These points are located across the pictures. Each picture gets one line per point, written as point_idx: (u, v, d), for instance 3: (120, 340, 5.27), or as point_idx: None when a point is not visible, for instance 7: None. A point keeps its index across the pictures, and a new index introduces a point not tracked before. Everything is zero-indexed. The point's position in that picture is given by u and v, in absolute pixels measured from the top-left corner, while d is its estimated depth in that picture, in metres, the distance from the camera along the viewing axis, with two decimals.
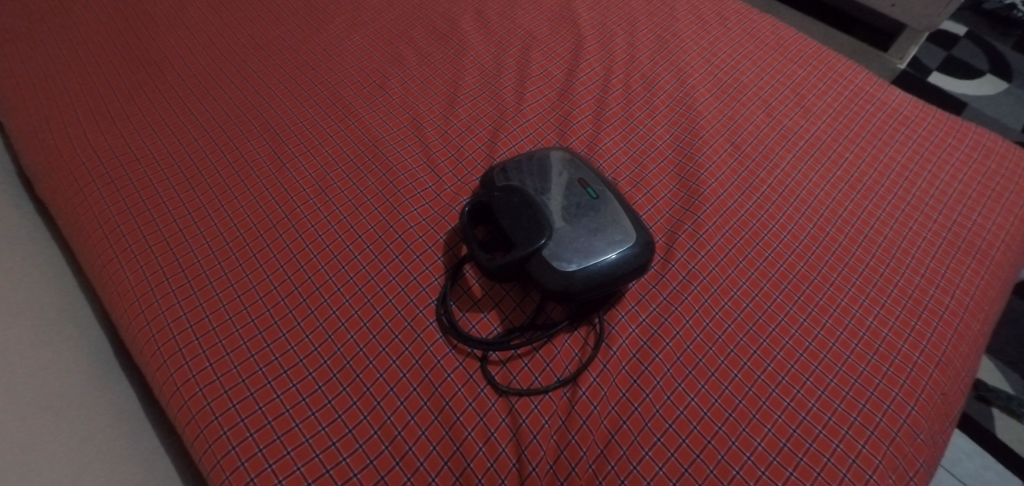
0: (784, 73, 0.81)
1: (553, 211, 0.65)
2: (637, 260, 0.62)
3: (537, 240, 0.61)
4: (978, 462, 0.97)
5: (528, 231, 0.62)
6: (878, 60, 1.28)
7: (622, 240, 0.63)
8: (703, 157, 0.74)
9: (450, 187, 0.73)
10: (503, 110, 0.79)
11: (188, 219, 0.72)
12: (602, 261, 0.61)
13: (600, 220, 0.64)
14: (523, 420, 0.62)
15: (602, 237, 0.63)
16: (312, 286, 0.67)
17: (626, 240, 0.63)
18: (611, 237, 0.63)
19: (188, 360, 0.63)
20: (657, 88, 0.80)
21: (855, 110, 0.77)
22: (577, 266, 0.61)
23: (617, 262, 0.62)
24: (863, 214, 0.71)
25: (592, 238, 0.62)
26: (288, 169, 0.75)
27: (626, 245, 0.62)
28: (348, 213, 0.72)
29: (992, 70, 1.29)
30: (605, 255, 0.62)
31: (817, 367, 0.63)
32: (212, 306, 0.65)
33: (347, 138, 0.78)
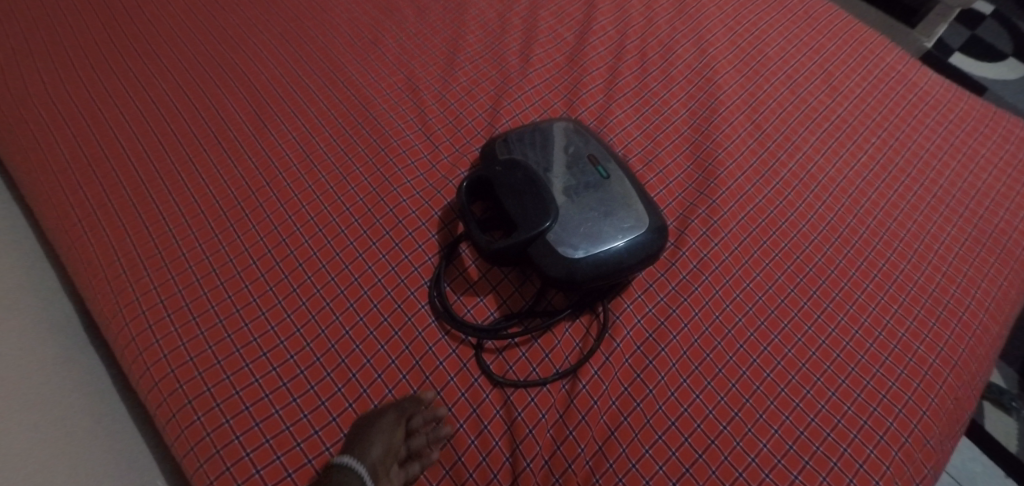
0: (812, 46, 0.75)
1: (559, 190, 0.59)
2: (649, 247, 0.58)
3: (542, 223, 0.56)
4: (964, 453, 0.97)
5: (532, 211, 0.57)
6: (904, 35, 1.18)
7: (634, 225, 0.58)
8: (722, 135, 0.68)
9: (447, 157, 0.68)
10: (507, 74, 0.73)
11: (159, 182, 0.65)
12: (613, 247, 0.56)
13: (610, 202, 0.59)
14: (519, 413, 0.58)
15: (612, 220, 0.57)
16: (294, 262, 0.61)
17: (638, 225, 0.58)
18: (621, 222, 0.57)
19: (158, 338, 0.57)
20: (674, 57, 0.74)
21: (884, 91, 0.72)
22: (584, 253, 0.56)
23: (628, 249, 0.57)
24: (887, 205, 0.66)
25: (601, 222, 0.57)
26: (270, 131, 0.69)
27: (637, 232, 0.57)
28: (335, 182, 0.66)
29: (1016, 54, 1.23)
30: (614, 242, 0.56)
31: (829, 367, 0.60)
32: (185, 281, 0.60)
33: (336, 99, 0.71)
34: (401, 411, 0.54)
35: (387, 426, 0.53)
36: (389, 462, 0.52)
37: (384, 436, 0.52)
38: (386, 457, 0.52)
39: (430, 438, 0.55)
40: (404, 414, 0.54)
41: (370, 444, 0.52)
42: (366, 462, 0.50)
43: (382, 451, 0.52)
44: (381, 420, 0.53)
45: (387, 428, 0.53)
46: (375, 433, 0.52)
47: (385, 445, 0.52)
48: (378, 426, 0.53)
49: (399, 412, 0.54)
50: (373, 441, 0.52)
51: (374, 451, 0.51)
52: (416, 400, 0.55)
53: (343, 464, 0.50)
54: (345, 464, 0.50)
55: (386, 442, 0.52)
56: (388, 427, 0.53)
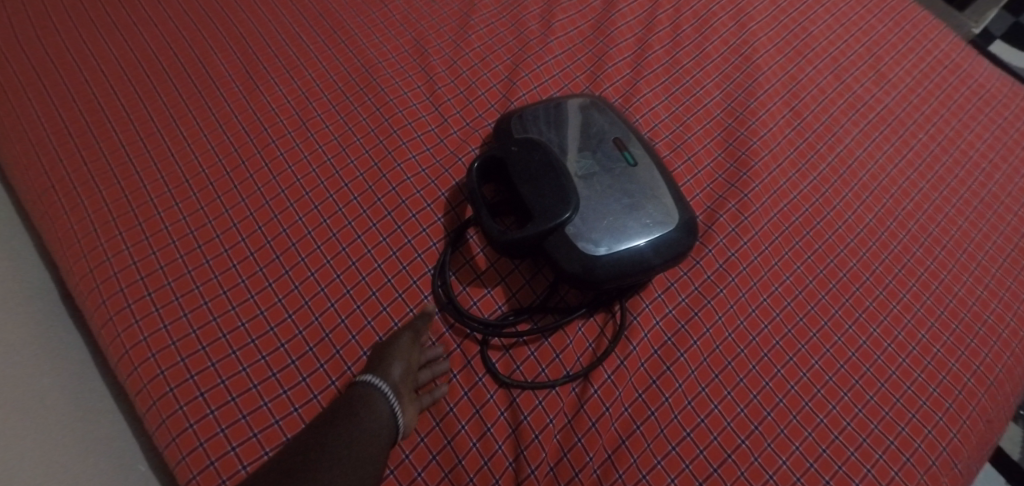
0: (861, 27, 0.69)
1: (580, 177, 0.54)
2: (677, 246, 0.52)
3: (562, 214, 0.51)
4: None
5: (549, 200, 0.51)
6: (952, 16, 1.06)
7: (661, 221, 0.52)
8: (758, 122, 0.63)
9: (457, 131, 0.62)
10: (526, 41, 0.66)
11: (140, 146, 0.59)
12: (637, 245, 0.51)
13: (635, 193, 0.53)
14: (524, 417, 0.53)
15: (638, 214, 0.52)
16: (287, 241, 0.56)
17: (666, 220, 0.52)
18: (649, 218, 0.52)
19: (137, 318, 0.51)
20: (710, 31, 0.67)
21: (935, 82, 0.67)
22: (607, 250, 0.51)
23: (654, 247, 0.52)
24: (929, 209, 0.62)
25: (626, 217, 0.52)
26: (262, 93, 0.62)
27: (666, 228, 0.52)
28: (333, 153, 0.60)
29: None
30: (640, 239, 0.51)
31: (857, 381, 0.56)
32: (167, 257, 0.54)
33: (336, 60, 0.64)
34: (414, 332, 0.52)
35: (401, 347, 0.51)
36: (409, 383, 0.50)
37: (404, 357, 0.50)
38: (406, 378, 0.50)
39: (440, 366, 0.53)
40: (416, 335, 0.52)
41: (389, 364, 0.50)
42: (389, 381, 0.48)
43: (403, 370, 0.50)
44: (396, 341, 0.51)
45: (404, 349, 0.51)
46: (394, 354, 0.50)
47: (405, 365, 0.50)
48: (397, 347, 0.51)
49: (411, 331, 0.52)
50: (391, 360, 0.50)
51: (395, 371, 0.49)
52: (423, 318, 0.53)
53: (367, 383, 0.48)
54: (369, 383, 0.48)
55: (405, 362, 0.50)
56: (405, 347, 0.51)
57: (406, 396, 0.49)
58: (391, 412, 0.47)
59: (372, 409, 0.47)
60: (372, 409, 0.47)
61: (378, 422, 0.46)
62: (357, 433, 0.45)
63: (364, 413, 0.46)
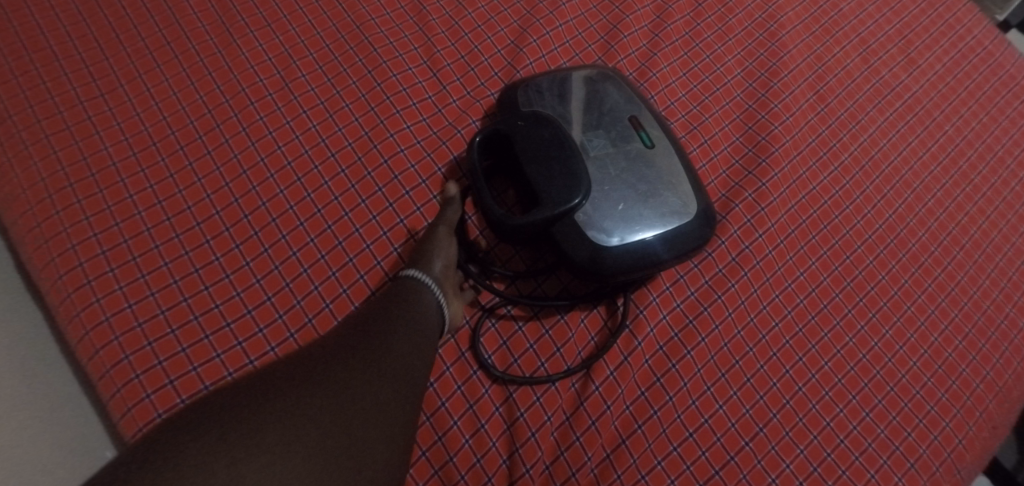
0: (893, 7, 0.65)
1: (593, 159, 0.49)
2: (693, 238, 0.48)
3: (573, 198, 0.46)
4: None
5: (559, 184, 0.46)
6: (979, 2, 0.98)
7: (678, 210, 0.48)
8: (780, 105, 0.59)
9: (456, 101, 0.56)
10: (535, 3, 0.61)
11: (100, 102, 0.52)
12: (653, 235, 0.47)
13: (652, 180, 0.49)
14: (521, 413, 0.50)
15: (654, 203, 0.48)
16: (266, 216, 0.50)
17: (683, 210, 0.48)
18: (667, 206, 0.48)
19: (97, 296, 0.45)
20: (734, 4, 0.63)
21: (965, 70, 0.64)
22: (621, 240, 0.47)
23: (670, 239, 0.48)
24: (951, 205, 0.59)
25: (643, 205, 0.48)
26: (240, 47, 0.56)
27: (684, 218, 0.48)
28: (319, 119, 0.54)
29: None
30: (657, 228, 0.47)
31: (866, 384, 0.54)
32: (131, 229, 0.48)
33: (325, 15, 0.58)
34: (449, 223, 0.50)
35: (440, 237, 0.49)
36: (450, 275, 0.48)
37: (444, 253, 0.48)
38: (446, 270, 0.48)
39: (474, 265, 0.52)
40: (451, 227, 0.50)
41: (431, 259, 0.47)
42: (432, 276, 0.46)
43: (443, 266, 0.48)
44: (434, 236, 0.49)
45: (443, 244, 0.49)
46: (435, 249, 0.48)
47: (445, 259, 0.48)
48: (436, 242, 0.49)
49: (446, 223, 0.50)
50: (432, 251, 0.48)
51: (436, 266, 0.47)
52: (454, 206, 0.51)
53: (411, 277, 0.46)
54: (412, 278, 0.46)
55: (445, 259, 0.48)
56: (443, 240, 0.49)
57: (448, 289, 0.48)
58: (438, 305, 0.46)
59: (420, 301, 0.45)
60: (418, 303, 0.45)
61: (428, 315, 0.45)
62: (408, 332, 0.42)
63: (410, 305, 0.44)
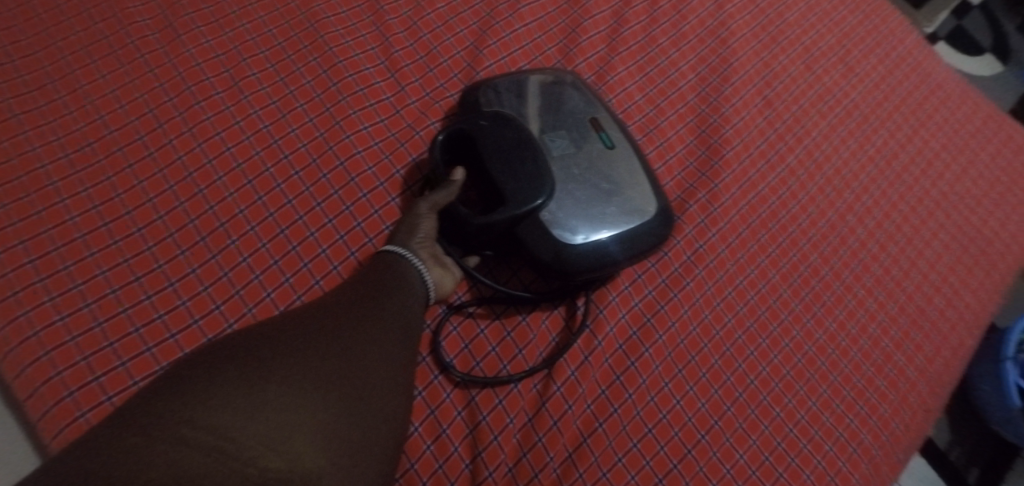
0: (833, 18, 0.69)
1: (556, 158, 0.50)
2: (653, 236, 0.50)
3: (536, 196, 0.46)
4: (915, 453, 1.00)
5: (525, 184, 0.46)
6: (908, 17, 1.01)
7: (638, 209, 0.49)
8: (731, 109, 0.61)
9: (415, 102, 0.56)
10: (494, 5, 0.61)
11: (29, 100, 0.49)
12: (615, 233, 0.48)
13: (614, 178, 0.50)
14: (483, 417, 0.49)
15: (615, 201, 0.49)
16: (214, 221, 0.48)
17: (643, 208, 0.49)
18: (627, 204, 0.49)
19: (25, 309, 0.42)
20: (688, 10, 0.64)
21: (898, 79, 0.68)
22: (584, 238, 0.47)
23: (631, 236, 0.48)
24: (887, 205, 0.63)
25: (604, 203, 0.48)
26: (185, 43, 0.53)
27: (644, 216, 0.49)
28: (271, 119, 0.52)
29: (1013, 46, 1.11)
30: (618, 226, 0.48)
31: (813, 375, 0.57)
32: (64, 236, 0.44)
33: (277, 11, 0.56)
34: (434, 202, 0.48)
35: (421, 214, 0.48)
36: (430, 246, 0.48)
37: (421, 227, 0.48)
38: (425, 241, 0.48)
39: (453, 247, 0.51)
40: (438, 207, 0.48)
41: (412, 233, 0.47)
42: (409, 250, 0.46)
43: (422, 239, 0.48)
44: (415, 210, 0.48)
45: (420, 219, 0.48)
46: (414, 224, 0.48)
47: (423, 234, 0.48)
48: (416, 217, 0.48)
49: (430, 201, 0.48)
50: (412, 224, 0.48)
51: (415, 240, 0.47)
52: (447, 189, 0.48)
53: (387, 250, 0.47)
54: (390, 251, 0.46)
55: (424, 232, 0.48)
56: (421, 215, 0.48)
57: (428, 259, 0.48)
58: (420, 275, 0.46)
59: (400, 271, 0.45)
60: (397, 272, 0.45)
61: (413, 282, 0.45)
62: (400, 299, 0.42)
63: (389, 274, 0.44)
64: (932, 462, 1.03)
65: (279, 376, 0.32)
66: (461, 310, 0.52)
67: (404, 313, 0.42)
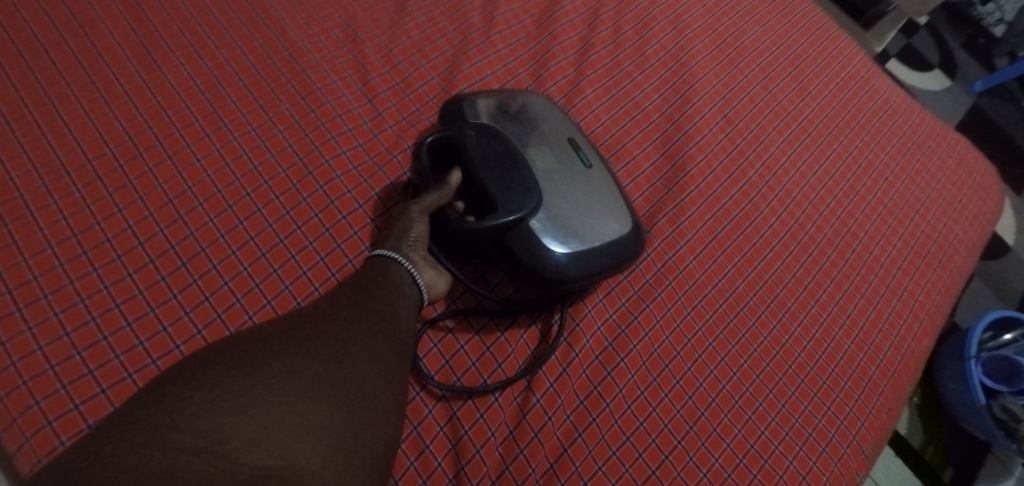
0: (787, 40, 0.73)
1: (543, 172, 0.51)
2: (630, 249, 0.52)
3: (526, 209, 0.48)
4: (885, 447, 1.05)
5: (504, 189, 0.49)
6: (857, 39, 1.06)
7: (617, 224, 0.52)
8: (693, 128, 0.64)
9: (392, 127, 0.58)
10: (466, 33, 0.63)
11: (9, 132, 0.49)
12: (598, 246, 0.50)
13: (593, 192, 0.52)
14: (465, 431, 0.51)
15: (597, 215, 0.51)
16: (195, 247, 0.49)
17: (622, 224, 0.52)
18: (608, 219, 0.52)
19: (4, 339, 0.42)
20: (650, 35, 0.67)
21: (849, 96, 0.72)
22: (570, 250, 0.49)
23: (611, 249, 0.51)
24: (842, 214, 0.67)
25: (588, 217, 0.51)
26: (165, 74, 0.54)
27: (623, 230, 0.52)
28: (251, 146, 0.53)
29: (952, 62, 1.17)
30: (601, 239, 0.51)
31: (781, 379, 0.60)
32: (43, 266, 0.45)
33: (256, 41, 0.58)
34: (425, 205, 0.50)
35: (411, 218, 0.50)
36: (421, 251, 0.49)
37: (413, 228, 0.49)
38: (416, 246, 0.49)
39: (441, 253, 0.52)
40: (429, 211, 0.50)
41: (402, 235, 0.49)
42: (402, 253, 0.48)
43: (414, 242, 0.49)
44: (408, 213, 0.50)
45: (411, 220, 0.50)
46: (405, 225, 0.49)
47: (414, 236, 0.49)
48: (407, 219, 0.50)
49: (422, 205, 0.49)
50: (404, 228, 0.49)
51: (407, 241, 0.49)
52: (438, 192, 0.50)
53: (379, 255, 0.48)
54: (384, 255, 0.47)
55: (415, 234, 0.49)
56: (414, 218, 0.50)
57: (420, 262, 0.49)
58: (411, 277, 0.47)
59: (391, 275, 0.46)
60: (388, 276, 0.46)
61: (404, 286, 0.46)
62: (389, 302, 0.44)
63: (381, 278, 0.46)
64: (910, 463, 1.06)
65: (264, 377, 0.33)
66: (438, 325, 0.53)
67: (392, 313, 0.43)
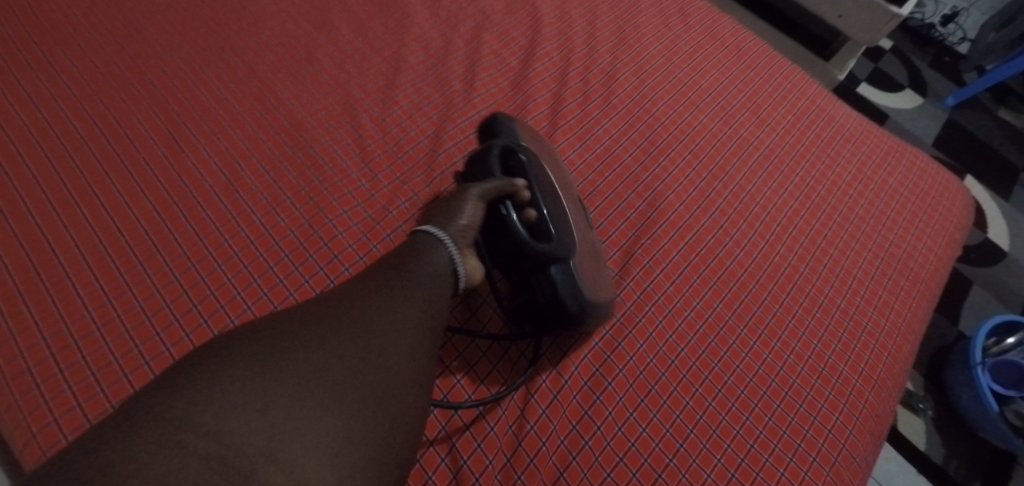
0: (742, 79, 0.79)
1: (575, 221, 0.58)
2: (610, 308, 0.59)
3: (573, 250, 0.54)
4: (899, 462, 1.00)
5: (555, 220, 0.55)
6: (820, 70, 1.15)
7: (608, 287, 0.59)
8: (660, 168, 0.71)
9: (387, 186, 0.64)
10: (450, 99, 0.71)
11: (53, 217, 0.56)
12: (603, 298, 0.57)
13: (597, 254, 0.60)
14: (465, 461, 0.55)
15: (601, 275, 0.59)
16: (215, 304, 0.54)
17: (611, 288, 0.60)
18: (605, 282, 0.59)
19: (47, 398, 0.48)
20: (616, 86, 0.75)
21: (807, 123, 0.78)
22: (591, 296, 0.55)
23: (607, 304, 0.58)
24: (811, 232, 0.71)
25: (599, 273, 0.58)
26: (187, 155, 0.62)
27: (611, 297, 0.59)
28: (263, 212, 0.60)
29: (915, 84, 1.26)
30: (604, 295, 0.57)
31: (765, 393, 0.63)
32: (82, 330, 0.51)
33: (265, 121, 0.66)
34: (486, 191, 0.54)
35: (470, 199, 0.54)
36: (468, 235, 0.54)
37: (468, 210, 0.54)
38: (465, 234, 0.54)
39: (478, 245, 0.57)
40: (486, 196, 0.54)
41: (456, 217, 0.53)
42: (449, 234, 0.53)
43: (465, 224, 0.53)
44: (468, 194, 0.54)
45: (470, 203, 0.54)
46: (462, 205, 0.54)
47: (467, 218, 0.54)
48: (465, 200, 0.54)
49: (481, 190, 0.54)
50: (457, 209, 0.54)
51: (458, 224, 0.53)
52: (501, 183, 0.55)
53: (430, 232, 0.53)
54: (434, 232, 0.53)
55: (468, 217, 0.54)
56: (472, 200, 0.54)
57: (461, 247, 0.54)
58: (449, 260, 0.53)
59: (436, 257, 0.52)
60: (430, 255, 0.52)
61: (442, 268, 0.52)
62: (426, 294, 0.49)
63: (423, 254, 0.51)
64: (932, 480, 0.99)
65: (286, 386, 0.38)
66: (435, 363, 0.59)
67: (425, 310, 0.48)
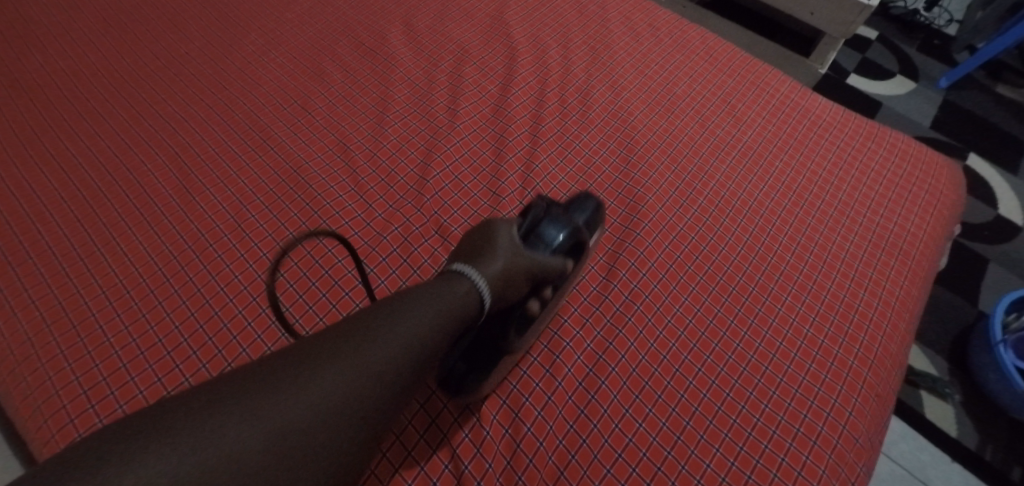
0: (715, 83, 0.82)
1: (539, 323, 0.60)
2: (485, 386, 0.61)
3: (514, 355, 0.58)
4: (931, 453, 0.94)
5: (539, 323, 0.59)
6: (801, 66, 1.18)
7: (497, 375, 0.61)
8: (640, 173, 0.74)
9: (381, 214, 0.69)
10: (435, 129, 0.76)
11: (82, 267, 0.62)
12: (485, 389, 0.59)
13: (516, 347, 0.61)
14: (466, 466, 0.58)
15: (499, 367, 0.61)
16: (228, 335, 0.59)
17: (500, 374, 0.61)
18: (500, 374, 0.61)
19: (81, 431, 0.53)
20: (591, 102, 0.79)
21: (782, 118, 0.80)
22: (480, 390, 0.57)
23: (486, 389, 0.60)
24: (795, 222, 0.73)
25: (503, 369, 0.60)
26: (198, 202, 0.68)
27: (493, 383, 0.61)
28: (268, 248, 0.65)
29: (905, 70, 1.28)
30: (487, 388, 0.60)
31: (760, 380, 0.63)
32: (110, 368, 0.56)
33: (267, 165, 0.72)
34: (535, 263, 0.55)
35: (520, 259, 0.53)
36: (501, 288, 0.51)
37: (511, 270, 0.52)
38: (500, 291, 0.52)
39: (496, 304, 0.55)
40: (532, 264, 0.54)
41: (501, 269, 0.51)
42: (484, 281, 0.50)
43: (503, 278, 0.52)
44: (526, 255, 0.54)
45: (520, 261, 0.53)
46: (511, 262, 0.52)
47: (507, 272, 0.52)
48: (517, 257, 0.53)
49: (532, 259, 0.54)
50: (512, 271, 0.52)
51: (497, 276, 0.51)
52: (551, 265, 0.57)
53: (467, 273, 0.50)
54: (472, 276, 0.50)
55: (508, 275, 0.52)
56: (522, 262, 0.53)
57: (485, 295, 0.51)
58: (464, 301, 0.49)
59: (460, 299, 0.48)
60: (462, 295, 0.49)
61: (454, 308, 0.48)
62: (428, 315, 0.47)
63: (459, 299, 0.49)
64: (972, 469, 0.94)
65: None
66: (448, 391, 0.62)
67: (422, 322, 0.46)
